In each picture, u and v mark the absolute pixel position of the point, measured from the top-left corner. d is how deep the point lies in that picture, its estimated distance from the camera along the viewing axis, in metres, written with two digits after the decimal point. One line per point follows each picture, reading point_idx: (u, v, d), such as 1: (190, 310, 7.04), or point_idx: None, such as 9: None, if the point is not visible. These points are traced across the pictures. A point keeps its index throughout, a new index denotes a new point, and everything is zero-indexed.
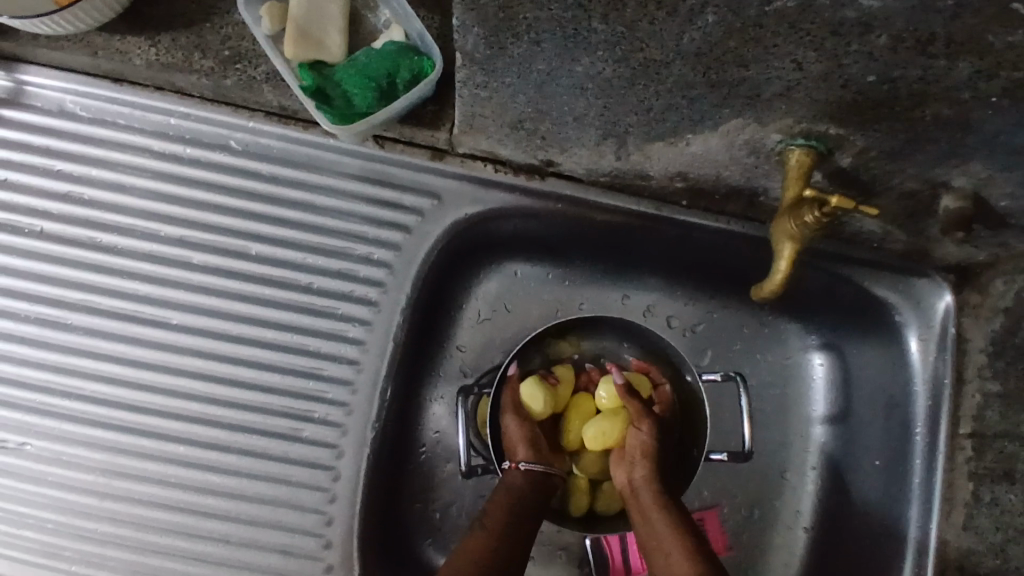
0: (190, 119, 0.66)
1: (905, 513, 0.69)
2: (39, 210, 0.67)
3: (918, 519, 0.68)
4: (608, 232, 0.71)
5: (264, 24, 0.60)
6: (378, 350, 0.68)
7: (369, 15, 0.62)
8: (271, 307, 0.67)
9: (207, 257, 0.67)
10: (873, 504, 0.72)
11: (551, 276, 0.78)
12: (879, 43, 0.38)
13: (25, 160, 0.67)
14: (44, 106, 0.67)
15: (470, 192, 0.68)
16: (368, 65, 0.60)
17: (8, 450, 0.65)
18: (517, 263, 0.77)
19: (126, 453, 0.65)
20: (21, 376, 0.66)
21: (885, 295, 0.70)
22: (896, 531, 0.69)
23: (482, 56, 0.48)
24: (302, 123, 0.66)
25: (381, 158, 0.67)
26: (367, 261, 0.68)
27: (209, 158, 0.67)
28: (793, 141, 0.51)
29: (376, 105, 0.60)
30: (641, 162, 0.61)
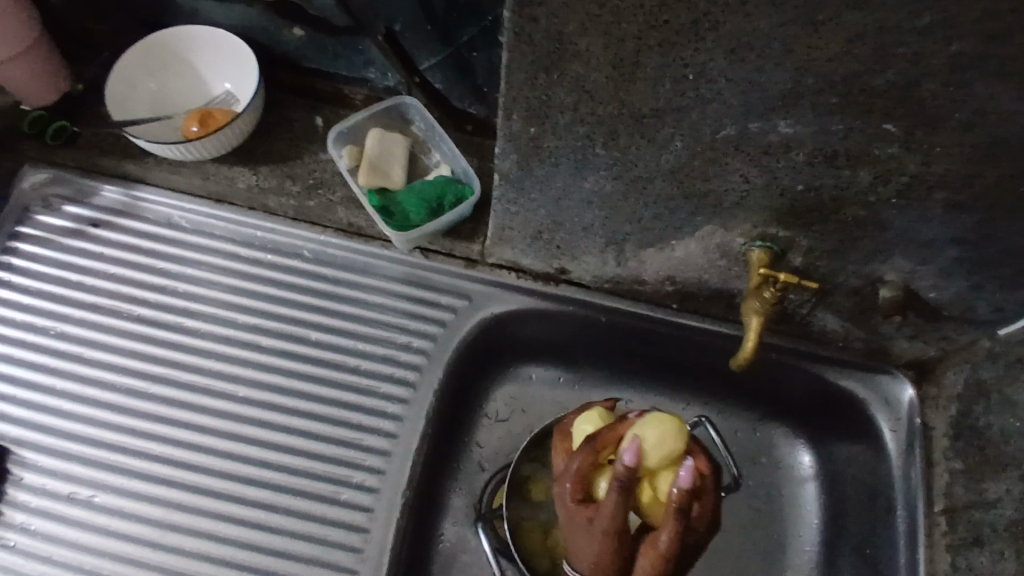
0: (273, 233, 0.81)
1: None
2: (138, 298, 0.80)
3: None
4: (612, 334, 0.83)
5: (345, 160, 0.79)
6: (414, 425, 0.77)
7: (423, 156, 0.81)
8: (323, 386, 0.77)
9: (274, 341, 0.78)
10: None
11: (562, 379, 0.89)
12: (799, 159, 0.54)
13: (133, 259, 0.81)
14: (154, 219, 0.81)
15: (496, 294, 0.81)
16: (422, 190, 0.76)
17: (78, 501, 0.72)
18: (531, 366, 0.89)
19: (182, 509, 0.72)
20: (100, 437, 0.74)
21: (858, 393, 0.80)
22: None
23: (515, 175, 0.64)
24: (363, 238, 0.81)
25: (424, 265, 0.81)
26: (407, 348, 0.79)
27: (284, 262, 0.81)
28: (754, 243, 0.65)
29: (427, 219, 0.76)
30: (637, 267, 0.75)
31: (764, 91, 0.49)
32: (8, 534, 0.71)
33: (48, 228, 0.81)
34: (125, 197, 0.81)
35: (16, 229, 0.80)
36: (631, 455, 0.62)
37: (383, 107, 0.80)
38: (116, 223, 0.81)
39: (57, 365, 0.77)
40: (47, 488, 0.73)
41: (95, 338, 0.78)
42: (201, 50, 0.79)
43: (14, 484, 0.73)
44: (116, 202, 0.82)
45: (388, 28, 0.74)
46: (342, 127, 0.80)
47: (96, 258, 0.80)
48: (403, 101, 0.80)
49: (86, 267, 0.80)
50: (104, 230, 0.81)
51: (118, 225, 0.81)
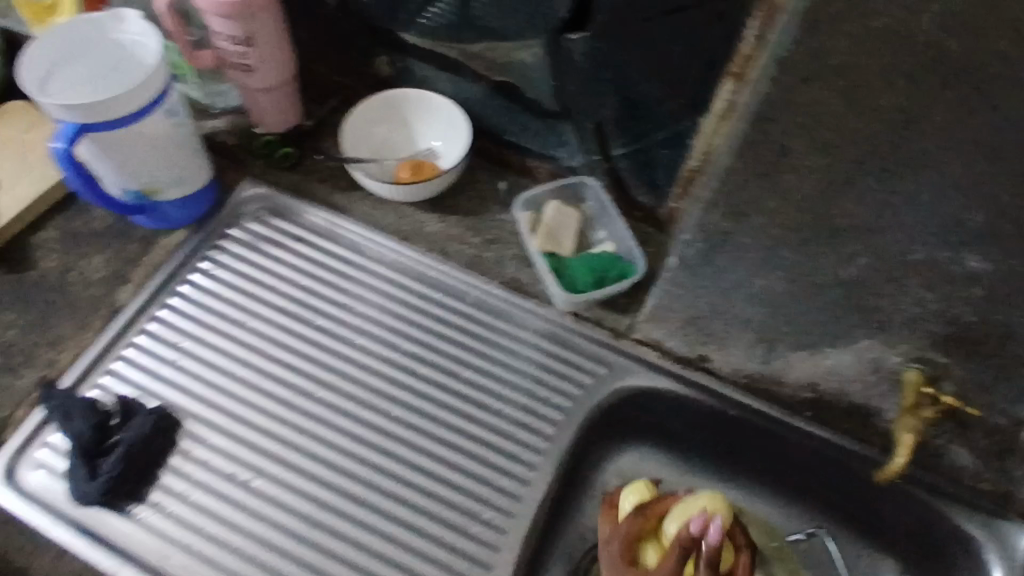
0: (445, 275, 0.90)
1: None
2: (320, 309, 0.88)
3: None
4: (735, 427, 0.86)
5: (523, 221, 0.88)
6: (545, 476, 0.81)
7: (590, 232, 0.90)
8: (468, 422, 0.83)
9: (431, 372, 0.85)
10: None
11: (673, 466, 0.92)
12: (977, 294, 0.59)
13: (323, 275, 0.90)
14: (346, 245, 0.92)
15: (636, 368, 0.87)
16: (591, 261, 0.84)
17: (237, 482, 0.77)
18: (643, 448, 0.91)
19: (327, 509, 0.76)
20: (265, 426, 0.80)
21: (976, 534, 0.79)
22: None
23: (694, 262, 0.72)
24: (523, 293, 0.89)
25: (572, 329, 0.88)
26: (548, 402, 0.85)
27: (450, 304, 0.89)
28: (912, 363, 0.69)
29: (591, 287, 0.83)
30: (782, 368, 0.79)
31: (960, 228, 0.56)
32: (165, 500, 0.75)
33: (258, 235, 0.91)
34: (326, 221, 0.92)
35: (227, 231, 0.91)
36: (697, 528, 0.66)
37: (565, 183, 0.90)
38: (314, 241, 0.92)
39: (240, 354, 0.84)
40: (211, 463, 0.77)
41: (278, 336, 0.85)
42: (418, 109, 0.92)
43: (181, 454, 0.78)
44: (318, 224, 0.93)
45: (602, 125, 0.82)
46: (528, 194, 0.89)
47: (292, 268, 0.90)
48: (584, 181, 0.90)
49: (284, 274, 0.89)
50: (303, 246, 0.91)
51: (315, 243, 0.92)
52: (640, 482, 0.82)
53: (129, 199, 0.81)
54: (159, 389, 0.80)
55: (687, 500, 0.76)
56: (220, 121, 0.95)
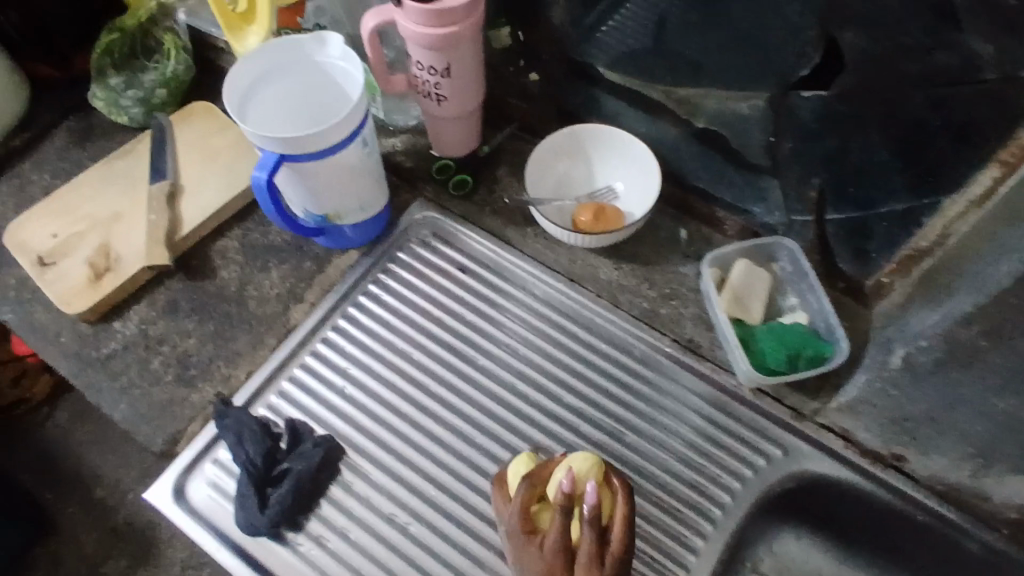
0: (615, 326, 0.85)
1: None
2: (484, 348, 0.86)
3: None
4: (917, 537, 0.77)
5: (709, 279, 0.81)
6: (707, 562, 0.76)
7: (779, 297, 0.83)
8: (630, 492, 0.79)
9: (592, 430, 0.81)
10: None
11: (830, 554, 0.84)
12: None
13: (488, 312, 0.88)
14: (513, 282, 0.89)
15: (816, 454, 0.79)
16: (783, 334, 0.77)
17: (395, 524, 0.76)
18: (803, 533, 0.85)
19: (482, 566, 0.75)
20: (425, 468, 0.79)
21: None
22: None
23: (924, 369, 0.70)
24: (698, 356, 0.83)
25: (749, 402, 0.81)
26: (715, 480, 0.79)
27: (618, 357, 0.84)
28: None
29: (782, 364, 0.76)
30: (992, 484, 0.72)
31: None
32: (327, 534, 0.76)
33: (427, 262, 0.90)
34: (496, 256, 0.90)
35: (398, 254, 0.90)
36: (568, 485, 0.66)
37: (758, 243, 0.82)
38: (481, 275, 0.89)
39: (405, 388, 0.83)
40: (372, 500, 0.77)
41: (441, 373, 0.84)
42: (602, 146, 0.87)
43: (344, 485, 0.78)
44: (485, 255, 0.90)
45: (824, 192, 0.75)
46: (716, 253, 0.83)
47: (458, 302, 0.88)
48: (780, 243, 0.81)
49: (449, 307, 0.88)
50: (469, 279, 0.89)
51: (482, 278, 0.89)
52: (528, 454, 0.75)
53: (310, 221, 0.82)
54: (326, 417, 0.81)
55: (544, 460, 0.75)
56: (400, 139, 0.96)
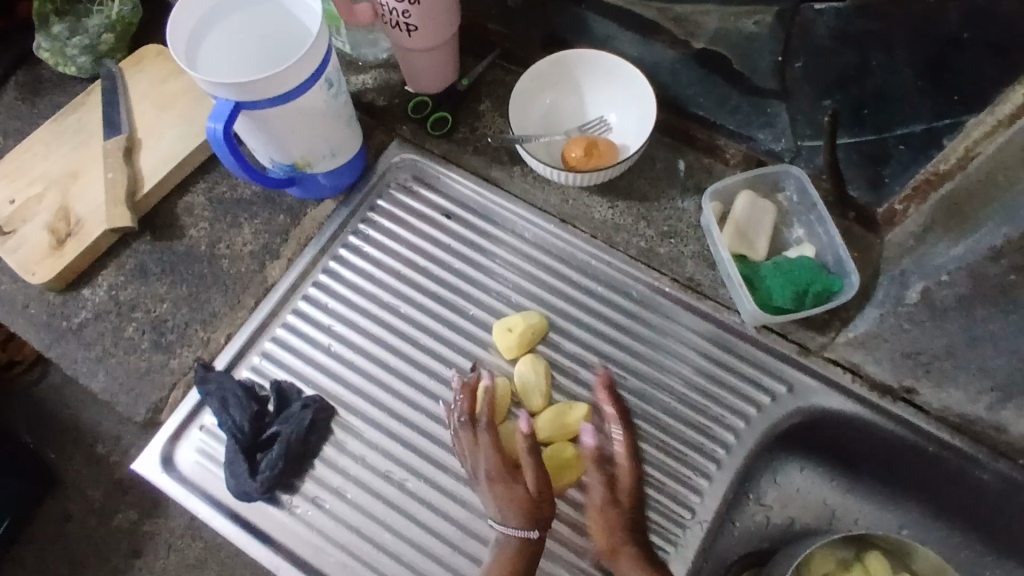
0: (610, 267, 0.81)
1: None
2: (474, 296, 0.81)
3: None
4: (928, 466, 0.76)
5: (709, 214, 0.76)
6: (713, 505, 0.74)
7: (784, 229, 0.78)
8: (633, 438, 0.76)
9: (591, 377, 0.78)
10: None
11: (836, 485, 0.86)
12: None
13: (476, 258, 0.83)
14: (502, 225, 0.84)
15: (824, 391, 0.76)
16: (791, 270, 0.73)
17: (393, 482, 0.74)
18: (806, 465, 0.86)
19: (484, 520, 0.73)
20: (420, 424, 0.77)
21: None
22: None
23: (944, 306, 0.68)
24: (699, 295, 0.79)
25: (753, 340, 0.78)
26: (719, 421, 0.77)
27: (615, 299, 0.80)
28: None
29: (790, 301, 0.72)
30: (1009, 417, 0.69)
31: None
32: (324, 495, 0.74)
33: (410, 210, 0.85)
34: (482, 198, 0.84)
35: (377, 201, 0.85)
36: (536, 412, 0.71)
37: (762, 171, 0.77)
38: (467, 220, 0.85)
39: (393, 343, 0.79)
40: (367, 459, 0.75)
41: (431, 326, 0.80)
42: (591, 73, 0.81)
43: (338, 446, 0.76)
44: (470, 198, 0.85)
45: (837, 115, 0.72)
46: (716, 186, 0.77)
47: (446, 250, 0.83)
48: (786, 171, 0.76)
49: (435, 255, 0.83)
50: (455, 225, 0.85)
51: (469, 223, 0.84)
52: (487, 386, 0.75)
53: (279, 170, 0.77)
54: (313, 376, 0.78)
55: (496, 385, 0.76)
56: (369, 76, 0.90)
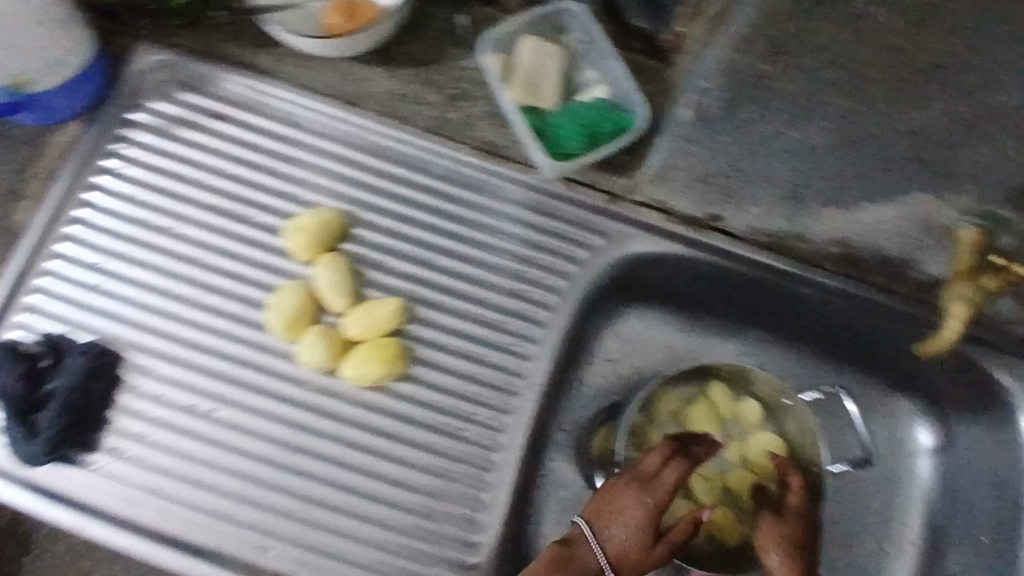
0: (405, 145, 0.75)
1: None
2: (260, 204, 0.75)
3: None
4: (747, 288, 0.78)
5: (494, 68, 0.70)
6: (541, 367, 0.74)
7: (577, 72, 0.72)
8: (453, 316, 0.74)
9: (401, 264, 0.74)
10: None
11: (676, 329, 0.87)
12: None
13: (258, 162, 0.76)
14: (280, 120, 0.76)
15: (636, 235, 0.76)
16: (581, 114, 0.69)
17: (200, 414, 0.70)
18: (643, 310, 0.87)
19: (304, 431, 0.70)
20: (222, 349, 0.71)
21: (1003, 378, 0.76)
22: None
23: (712, 116, 0.58)
24: (501, 160, 0.75)
25: (561, 196, 0.76)
26: (537, 284, 0.75)
27: (415, 180, 0.76)
28: (966, 220, 0.58)
29: (582, 147, 0.69)
30: (808, 223, 0.68)
31: None
32: (123, 444, 0.69)
33: (172, 118, 0.77)
34: (253, 94, 0.76)
35: (135, 115, 0.76)
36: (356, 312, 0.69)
37: (541, 12, 0.71)
38: (241, 121, 0.76)
39: (180, 270, 0.73)
40: (168, 398, 0.70)
41: (216, 243, 0.74)
42: None
43: (131, 392, 0.70)
44: (240, 95, 0.77)
45: None
46: (496, 33, 0.71)
47: (221, 158, 0.76)
48: (566, 7, 0.71)
49: (210, 166, 0.76)
50: (228, 128, 0.76)
51: (243, 123, 0.76)
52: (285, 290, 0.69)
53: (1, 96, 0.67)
54: (91, 322, 0.72)
55: (291, 289, 0.70)
56: None
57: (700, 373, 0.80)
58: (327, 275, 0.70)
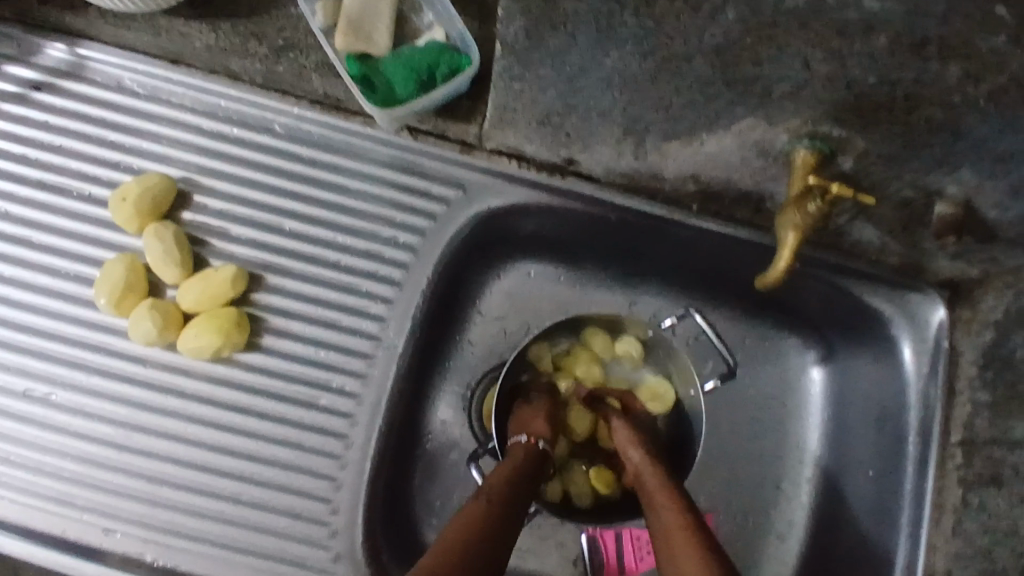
0: (239, 102, 0.70)
1: (895, 532, 0.71)
2: (89, 176, 0.70)
3: (908, 540, 0.69)
4: (620, 233, 0.75)
5: (319, 17, 0.65)
6: (399, 328, 0.70)
7: (414, 16, 0.67)
8: (302, 283, 0.70)
9: (244, 230, 0.70)
10: (864, 524, 0.74)
11: (563, 279, 0.82)
12: (879, 44, 0.44)
13: (81, 129, 0.70)
14: (103, 82, 0.71)
15: (493, 185, 0.72)
16: (411, 58, 0.65)
17: (36, 398, 0.67)
18: (530, 262, 0.81)
19: (148, 410, 0.67)
20: (54, 329, 0.67)
21: (881, 309, 0.73)
22: (885, 550, 0.71)
23: (521, 48, 0.54)
24: (343, 113, 0.70)
25: (412, 148, 0.71)
26: (392, 243, 0.71)
27: (254, 139, 0.71)
28: (800, 142, 0.55)
29: (415, 94, 0.65)
30: (657, 162, 0.65)
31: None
32: None
33: None
34: (69, 56, 0.70)
35: None
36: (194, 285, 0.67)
37: None
38: (59, 85, 0.70)
39: (6, 251, 0.69)
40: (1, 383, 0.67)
41: (41, 219, 0.69)
42: None
43: None
44: (58, 61, 0.70)
45: None
46: None
47: (43, 129, 0.70)
48: None
49: (30, 137, 0.70)
50: (46, 94, 0.70)
51: (62, 88, 0.70)
52: (114, 265, 0.66)
53: None
54: None
55: (120, 264, 0.66)
56: None
57: (572, 323, 0.76)
58: (158, 247, 0.67)
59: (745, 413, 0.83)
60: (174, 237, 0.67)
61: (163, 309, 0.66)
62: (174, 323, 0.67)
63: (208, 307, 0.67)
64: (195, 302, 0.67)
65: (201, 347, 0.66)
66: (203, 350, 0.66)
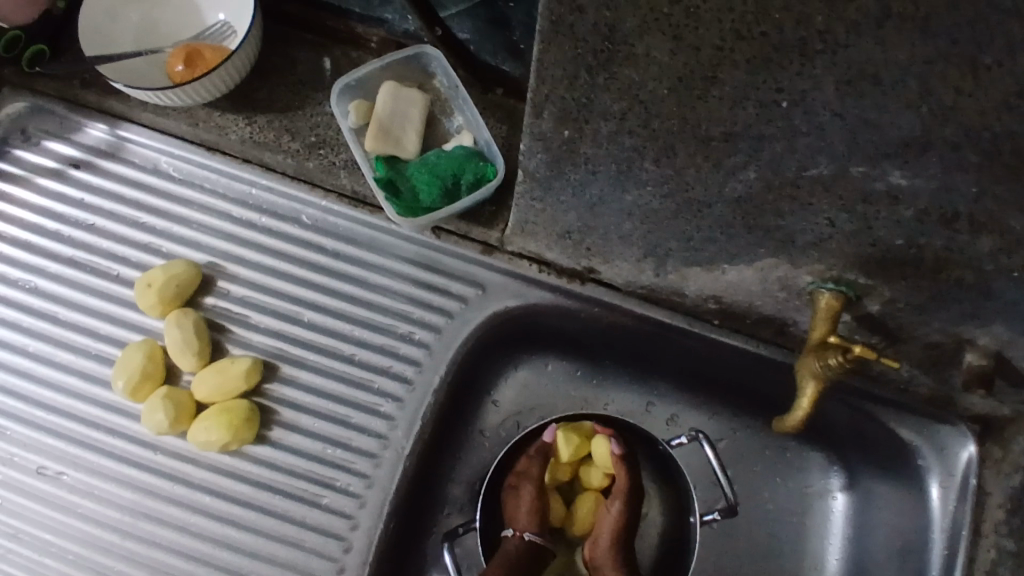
0: (269, 192, 0.72)
1: None
2: (119, 256, 0.72)
3: None
4: (639, 340, 0.74)
5: (351, 117, 0.67)
6: (408, 427, 0.70)
7: (444, 119, 0.69)
8: (317, 375, 0.70)
9: (265, 319, 0.71)
10: None
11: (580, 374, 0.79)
12: (906, 214, 0.42)
13: (115, 210, 0.72)
14: (140, 163, 0.73)
15: (513, 286, 0.72)
16: (437, 165, 0.65)
17: (46, 477, 0.67)
18: (545, 358, 0.79)
19: (154, 496, 0.67)
20: (71, 408, 0.69)
21: (909, 438, 0.71)
22: None
23: (543, 175, 0.53)
24: (369, 207, 0.72)
25: (436, 246, 0.72)
26: (408, 340, 0.71)
27: (280, 228, 0.72)
28: (823, 284, 0.54)
29: (439, 201, 0.66)
30: (678, 282, 0.64)
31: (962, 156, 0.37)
32: None
33: (30, 166, 0.73)
34: (111, 137, 0.73)
35: None
36: (208, 377, 0.68)
37: (401, 56, 0.69)
38: (98, 165, 0.73)
39: (33, 324, 0.70)
40: (15, 459, 0.68)
41: (70, 296, 0.71)
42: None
43: None
44: (100, 140, 0.73)
45: None
46: (350, 79, 0.69)
47: (79, 207, 0.73)
48: (426, 50, 0.69)
49: (65, 214, 0.73)
50: (85, 173, 0.73)
51: (101, 167, 0.73)
52: (135, 351, 0.68)
53: None
54: None
55: (140, 352, 0.68)
56: None
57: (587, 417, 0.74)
58: (177, 336, 0.68)
59: (763, 537, 0.77)
60: (194, 326, 0.69)
61: (176, 399, 0.67)
62: (185, 413, 0.68)
63: (220, 399, 0.68)
64: (208, 394, 0.68)
65: (206, 440, 0.67)
66: (208, 443, 0.67)
